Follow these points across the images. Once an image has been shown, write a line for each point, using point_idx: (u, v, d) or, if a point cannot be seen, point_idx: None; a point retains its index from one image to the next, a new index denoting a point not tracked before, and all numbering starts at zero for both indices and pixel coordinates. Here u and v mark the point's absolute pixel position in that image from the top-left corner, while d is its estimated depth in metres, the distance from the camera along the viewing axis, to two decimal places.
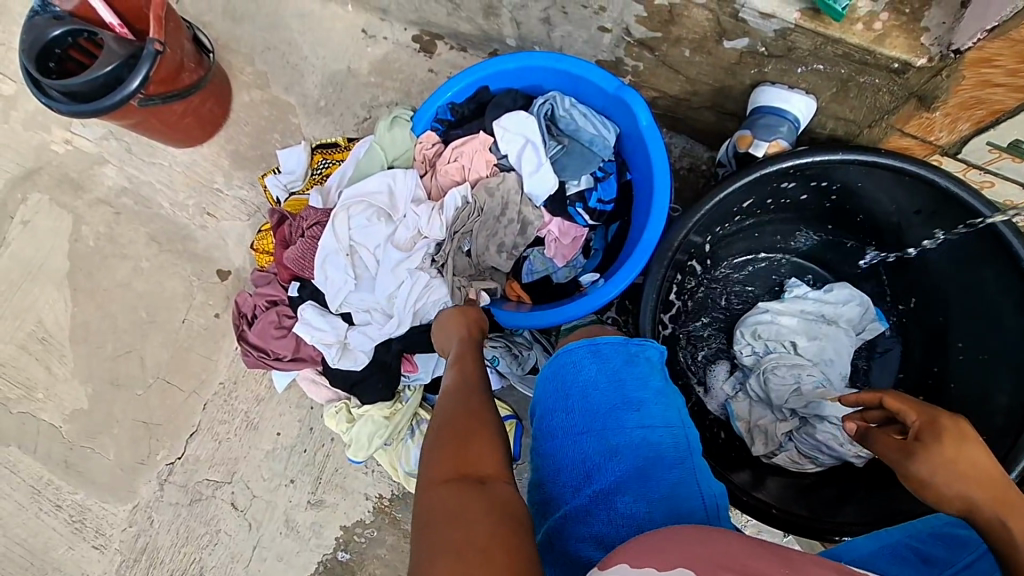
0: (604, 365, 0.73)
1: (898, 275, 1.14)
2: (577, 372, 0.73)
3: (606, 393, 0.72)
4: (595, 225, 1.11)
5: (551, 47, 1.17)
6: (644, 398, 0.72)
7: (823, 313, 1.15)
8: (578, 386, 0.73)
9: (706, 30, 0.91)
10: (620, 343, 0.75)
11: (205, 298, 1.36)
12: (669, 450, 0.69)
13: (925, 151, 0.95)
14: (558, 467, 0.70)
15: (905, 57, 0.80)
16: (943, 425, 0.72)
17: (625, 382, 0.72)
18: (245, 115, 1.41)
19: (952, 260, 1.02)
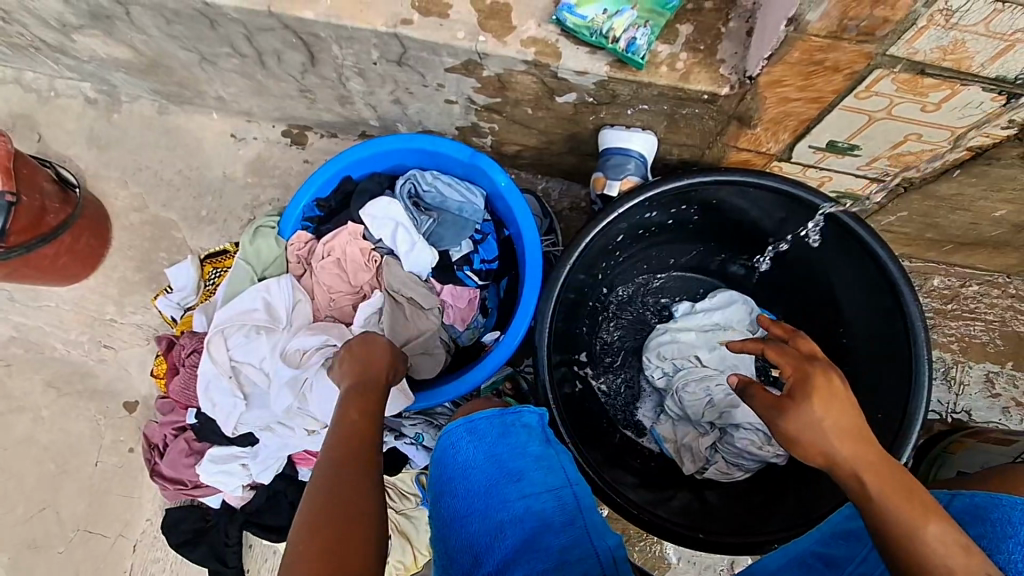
0: (480, 442, 0.75)
1: (778, 270, 1.19)
2: (456, 454, 0.75)
3: (486, 471, 0.73)
4: (485, 284, 1.12)
5: (411, 122, 1.20)
6: (523, 467, 0.73)
7: (720, 320, 1.19)
8: (460, 469, 0.74)
9: (537, 90, 0.96)
10: (495, 416, 0.76)
11: (115, 435, 1.30)
12: (554, 515, 0.70)
13: (764, 160, 1.00)
14: (451, 556, 0.70)
15: (711, 89, 0.85)
16: (812, 381, 0.74)
17: (501, 456, 0.74)
18: (127, 239, 1.38)
19: (822, 252, 1.06)
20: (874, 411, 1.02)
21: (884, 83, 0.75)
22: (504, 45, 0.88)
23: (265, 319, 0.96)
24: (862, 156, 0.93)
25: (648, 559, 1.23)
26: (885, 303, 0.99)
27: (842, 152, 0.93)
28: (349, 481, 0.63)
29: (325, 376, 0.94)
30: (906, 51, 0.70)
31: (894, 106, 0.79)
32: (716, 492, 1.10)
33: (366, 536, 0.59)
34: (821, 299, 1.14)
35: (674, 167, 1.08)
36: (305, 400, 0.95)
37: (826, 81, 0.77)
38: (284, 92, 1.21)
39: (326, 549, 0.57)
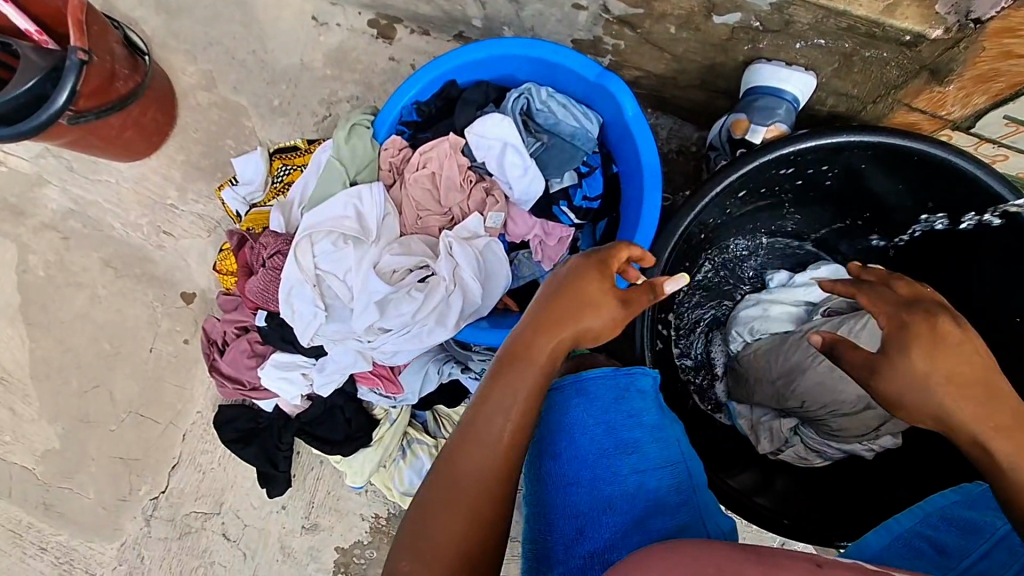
0: (590, 402, 0.68)
1: (897, 259, 1.06)
2: (566, 413, 0.68)
3: (597, 437, 0.67)
4: (582, 224, 1.01)
5: (521, 27, 1.06)
6: (637, 438, 0.67)
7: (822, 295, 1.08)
8: (564, 428, 0.68)
9: (693, 5, 0.82)
10: (609, 376, 0.69)
11: (171, 324, 1.28)
12: (669, 494, 0.65)
13: (935, 126, 0.87)
14: (550, 523, 0.66)
15: (918, 29, 0.71)
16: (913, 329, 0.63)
17: (614, 423, 0.68)
18: (194, 120, 1.28)
19: (964, 245, 0.94)
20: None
21: None
22: None
23: (355, 229, 0.88)
24: None
25: None
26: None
27: None
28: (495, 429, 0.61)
29: (414, 298, 0.87)
30: None
31: None
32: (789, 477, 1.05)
33: (496, 508, 0.60)
34: None
35: (822, 120, 0.94)
36: (389, 320, 0.88)
37: None
38: None
39: (465, 529, 0.58)
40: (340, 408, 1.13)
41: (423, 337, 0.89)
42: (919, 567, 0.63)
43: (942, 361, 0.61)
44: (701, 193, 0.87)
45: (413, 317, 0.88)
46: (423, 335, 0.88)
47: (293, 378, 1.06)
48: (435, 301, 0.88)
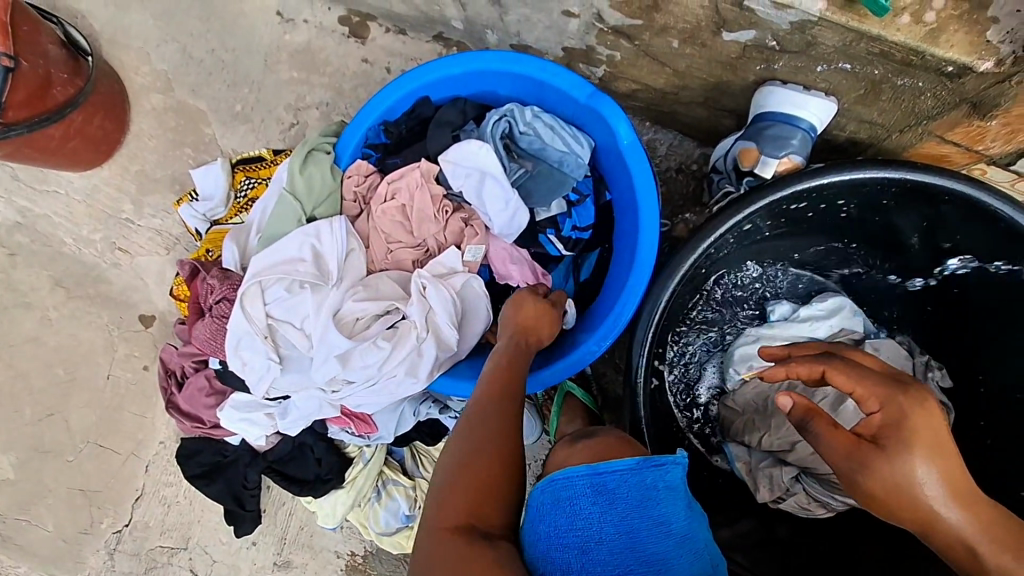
0: (611, 512, 0.53)
1: (916, 301, 0.95)
2: (574, 525, 0.54)
3: (617, 560, 0.52)
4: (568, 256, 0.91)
5: (506, 32, 0.94)
6: (669, 563, 0.53)
7: (833, 330, 0.98)
8: (576, 547, 0.53)
9: (700, 19, 0.71)
10: (631, 471, 0.55)
11: (130, 349, 1.19)
12: None
13: (968, 159, 0.76)
14: None
15: (965, 59, 0.60)
16: (913, 425, 0.56)
17: (639, 541, 0.53)
18: (148, 126, 1.17)
19: (988, 291, 0.84)
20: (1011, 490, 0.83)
21: None
22: None
23: (311, 272, 0.79)
24: None
25: None
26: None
27: None
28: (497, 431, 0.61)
29: (380, 349, 0.78)
30: None
31: None
32: (789, 525, 0.99)
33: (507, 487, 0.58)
34: (956, 338, 0.92)
35: (840, 146, 0.83)
36: (352, 372, 0.79)
37: None
38: None
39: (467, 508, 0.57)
40: (309, 447, 1.05)
41: (391, 388, 0.80)
42: None
43: (943, 460, 0.56)
44: (699, 235, 0.77)
45: (380, 368, 0.79)
46: (392, 387, 0.80)
47: (255, 419, 0.98)
48: (404, 351, 0.78)
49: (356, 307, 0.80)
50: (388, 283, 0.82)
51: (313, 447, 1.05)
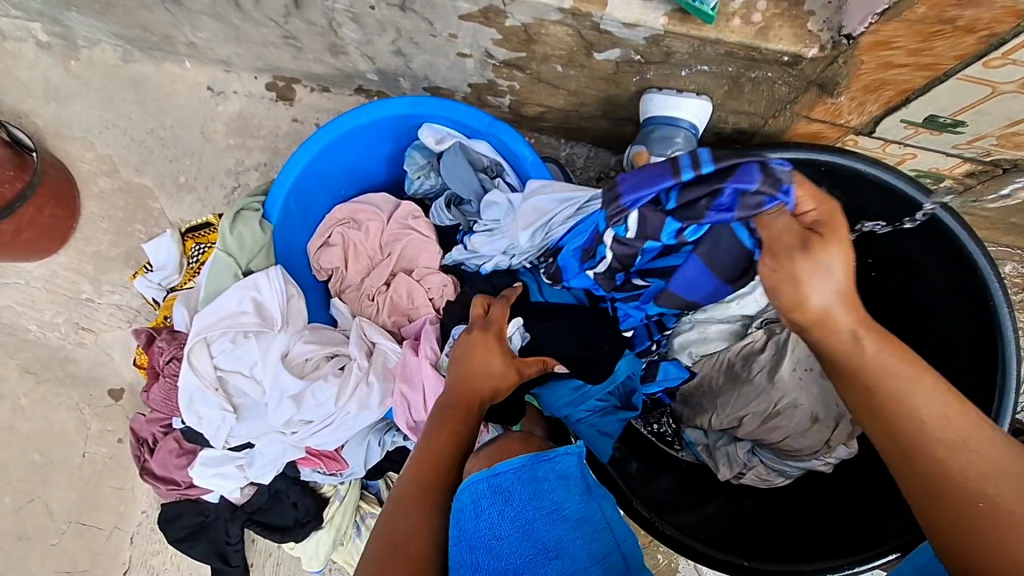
0: (506, 502, 0.59)
1: None
2: (478, 520, 0.59)
3: (517, 545, 0.57)
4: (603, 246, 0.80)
5: (415, 77, 1.02)
6: (562, 537, 0.58)
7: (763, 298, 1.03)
8: (480, 540, 0.58)
9: (571, 45, 0.78)
10: (524, 467, 0.61)
11: (102, 425, 1.22)
12: None
13: (838, 134, 0.83)
14: None
15: (794, 49, 0.68)
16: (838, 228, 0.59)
17: (532, 524, 0.58)
18: (99, 209, 1.22)
19: (911, 242, 0.85)
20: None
21: None
22: None
23: (255, 323, 0.83)
24: (963, 134, 0.76)
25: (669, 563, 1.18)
26: (966, 312, 0.82)
27: (939, 128, 0.76)
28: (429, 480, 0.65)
29: (331, 386, 0.84)
30: None
31: None
32: (754, 498, 1.03)
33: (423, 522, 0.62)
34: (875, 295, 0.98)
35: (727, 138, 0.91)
36: (306, 410, 0.84)
37: (948, 45, 0.61)
38: (265, 39, 1.02)
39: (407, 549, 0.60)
40: (284, 493, 1.08)
41: (347, 419, 0.86)
42: None
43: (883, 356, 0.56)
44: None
45: (332, 404, 0.84)
46: (346, 421, 0.86)
47: (224, 474, 1.01)
48: (353, 382, 0.85)
49: (303, 351, 0.85)
50: (329, 332, 0.89)
51: (290, 493, 1.08)
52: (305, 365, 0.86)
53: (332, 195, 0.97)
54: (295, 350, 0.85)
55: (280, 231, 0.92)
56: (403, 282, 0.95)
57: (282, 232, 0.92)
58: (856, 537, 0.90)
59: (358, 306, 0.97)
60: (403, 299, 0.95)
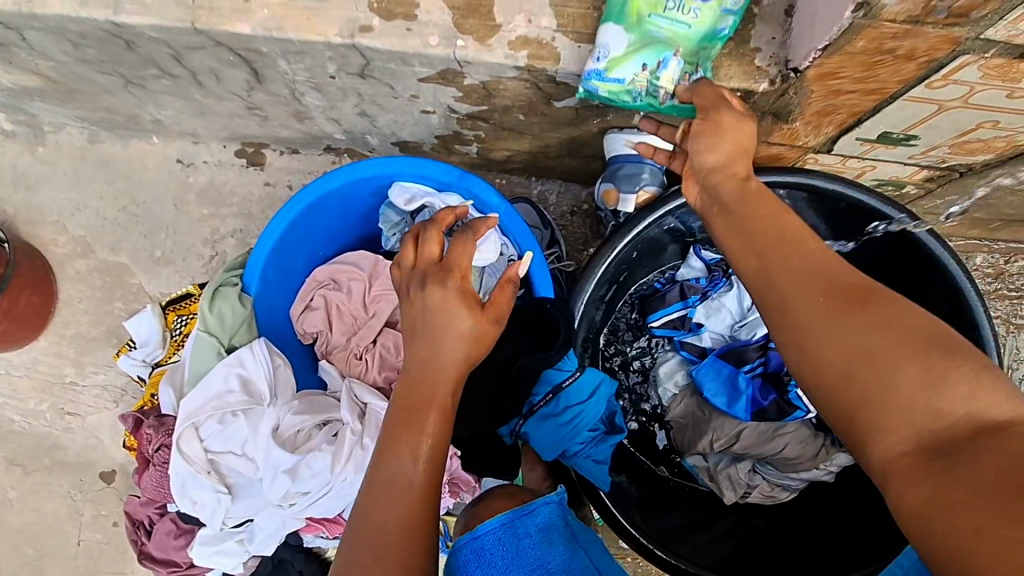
0: (488, 567, 0.57)
1: None
2: None
3: None
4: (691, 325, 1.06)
5: (382, 134, 1.03)
6: None
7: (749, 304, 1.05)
8: None
9: (530, 96, 0.80)
10: (503, 527, 0.60)
11: (95, 510, 1.20)
12: None
13: (799, 153, 0.86)
14: None
15: (745, 85, 0.70)
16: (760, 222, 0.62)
17: None
18: (76, 291, 1.21)
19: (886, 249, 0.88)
20: None
21: (968, 70, 0.59)
22: (488, 50, 0.71)
23: (243, 400, 0.82)
24: (917, 146, 0.78)
25: None
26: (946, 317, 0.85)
27: (893, 142, 0.78)
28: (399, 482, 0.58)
29: (325, 454, 0.83)
30: (1006, 33, 0.54)
31: (975, 94, 0.63)
32: (762, 514, 1.03)
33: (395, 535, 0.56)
34: None
35: None
36: (301, 482, 0.83)
37: (891, 71, 0.62)
38: (230, 111, 1.02)
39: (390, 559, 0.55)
40: (289, 561, 1.06)
41: (344, 487, 0.84)
42: None
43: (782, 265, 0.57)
44: (584, 275, 0.82)
45: (328, 472, 0.83)
46: (345, 488, 0.84)
47: (225, 552, 0.99)
48: (347, 447, 0.84)
49: (294, 422, 0.85)
50: (321, 399, 0.89)
51: (294, 561, 1.06)
52: (297, 437, 0.85)
53: (312, 258, 0.98)
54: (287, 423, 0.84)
55: (261, 301, 0.92)
56: (392, 337, 0.97)
57: (263, 302, 0.92)
58: (870, 544, 0.92)
59: (346, 366, 0.97)
60: (392, 353, 0.97)
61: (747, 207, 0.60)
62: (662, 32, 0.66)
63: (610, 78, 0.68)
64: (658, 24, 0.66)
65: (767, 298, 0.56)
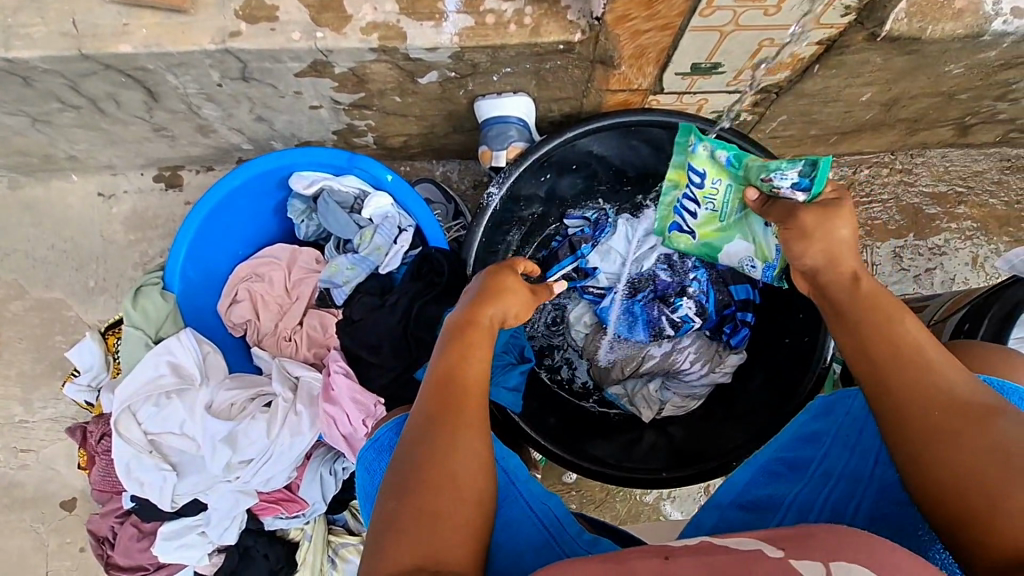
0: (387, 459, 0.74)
1: None
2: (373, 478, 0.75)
3: None
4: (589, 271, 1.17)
5: (285, 137, 1.14)
6: None
7: (633, 241, 1.16)
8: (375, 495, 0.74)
9: (396, 77, 0.92)
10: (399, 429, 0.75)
11: (60, 539, 1.23)
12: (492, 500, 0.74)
13: (640, 97, 0.99)
14: None
15: (564, 38, 0.84)
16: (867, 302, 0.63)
17: None
18: (15, 331, 1.26)
19: None
20: (802, 334, 1.02)
21: None
22: (344, 37, 0.83)
23: (175, 382, 0.91)
24: (726, 73, 0.92)
25: (632, 510, 1.25)
26: None
27: (707, 73, 0.92)
28: (453, 449, 0.59)
29: (260, 422, 0.91)
30: None
31: (739, 16, 0.77)
32: (680, 424, 1.13)
33: (451, 499, 0.57)
34: None
35: (561, 123, 1.07)
36: (242, 450, 0.91)
37: (667, 6, 0.76)
38: (138, 135, 1.11)
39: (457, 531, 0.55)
40: (254, 548, 1.09)
41: (283, 449, 0.92)
42: (811, 459, 0.76)
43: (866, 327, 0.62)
44: (470, 237, 0.93)
45: (266, 438, 0.91)
46: (284, 451, 0.92)
47: (186, 544, 1.05)
48: (281, 414, 0.93)
49: (229, 397, 0.93)
50: (253, 378, 0.97)
51: (257, 548, 1.09)
52: (235, 412, 0.93)
53: (232, 256, 1.06)
54: (223, 401, 0.93)
55: (185, 299, 1.00)
56: (314, 317, 1.04)
57: (186, 299, 1.00)
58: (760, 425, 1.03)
59: (277, 349, 1.05)
60: (319, 331, 1.04)
61: (891, 354, 0.59)
62: (739, 235, 0.97)
63: (768, 258, 0.95)
64: (729, 232, 0.98)
65: (866, 372, 0.60)
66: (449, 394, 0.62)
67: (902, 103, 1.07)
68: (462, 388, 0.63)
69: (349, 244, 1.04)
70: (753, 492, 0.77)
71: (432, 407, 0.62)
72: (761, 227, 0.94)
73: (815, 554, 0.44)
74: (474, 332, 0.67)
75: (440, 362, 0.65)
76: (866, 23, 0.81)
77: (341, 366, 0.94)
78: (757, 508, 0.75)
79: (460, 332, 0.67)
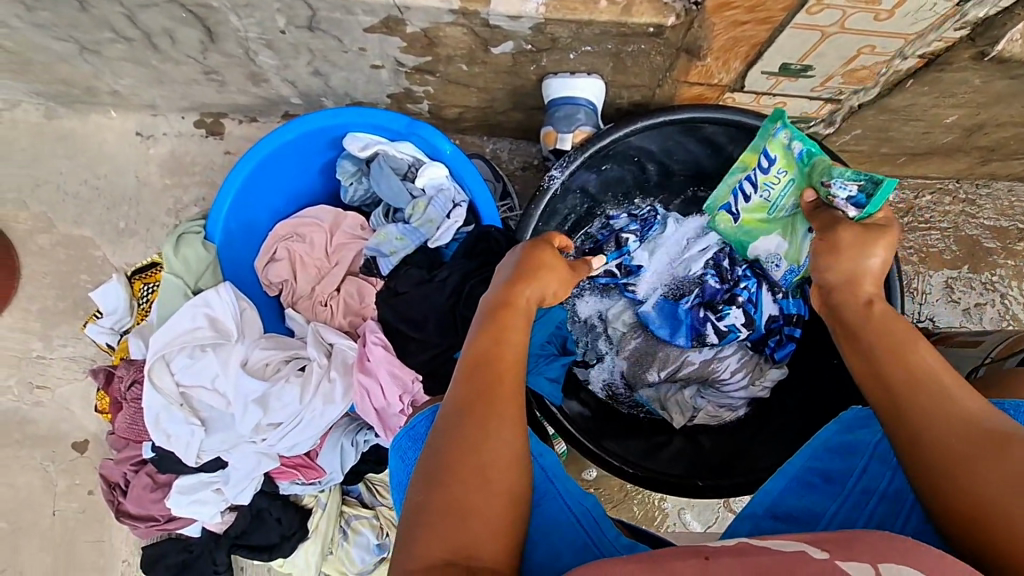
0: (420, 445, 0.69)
1: None
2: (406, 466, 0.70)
3: None
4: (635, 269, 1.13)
5: (338, 95, 1.09)
6: None
7: (683, 243, 1.13)
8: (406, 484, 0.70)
9: (469, 43, 0.87)
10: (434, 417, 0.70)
11: (69, 480, 1.22)
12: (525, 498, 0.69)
13: (717, 93, 0.95)
14: None
15: (655, 20, 0.79)
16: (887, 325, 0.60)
17: None
18: (39, 266, 1.23)
19: None
20: None
21: None
22: None
23: (211, 336, 0.88)
24: (814, 77, 0.88)
25: (647, 514, 1.23)
26: None
27: (794, 75, 0.87)
28: (486, 435, 0.56)
29: (293, 385, 0.89)
30: None
31: (848, 18, 0.73)
32: (709, 434, 1.11)
33: (484, 488, 0.53)
34: None
35: (627, 110, 1.03)
36: (272, 413, 0.88)
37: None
38: (187, 77, 1.07)
39: (480, 518, 0.52)
40: (267, 511, 1.08)
41: (314, 415, 0.90)
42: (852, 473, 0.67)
43: (879, 343, 0.59)
44: (526, 220, 0.90)
45: (298, 402, 0.89)
46: (315, 417, 0.90)
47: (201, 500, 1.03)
48: (315, 379, 0.90)
49: (263, 357, 0.91)
50: (287, 340, 0.95)
51: (270, 511, 1.08)
52: (267, 373, 0.91)
53: (274, 212, 1.03)
54: (256, 360, 0.91)
55: (224, 251, 0.97)
56: (353, 285, 1.01)
57: (225, 251, 0.97)
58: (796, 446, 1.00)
59: (312, 313, 1.02)
60: (356, 299, 1.01)
61: (905, 372, 0.55)
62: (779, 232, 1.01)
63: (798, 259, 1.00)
64: (769, 226, 1.01)
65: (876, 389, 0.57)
66: (478, 375, 0.59)
67: (984, 130, 1.03)
68: (496, 371, 0.59)
69: (396, 213, 1.00)
70: (789, 501, 0.68)
71: (463, 390, 0.58)
72: (829, 178, 0.81)
73: (862, 556, 0.40)
74: (509, 313, 0.64)
75: (471, 344, 0.62)
76: (978, 40, 0.77)
77: (379, 337, 0.92)
78: (793, 519, 0.67)
79: (495, 312, 0.64)
